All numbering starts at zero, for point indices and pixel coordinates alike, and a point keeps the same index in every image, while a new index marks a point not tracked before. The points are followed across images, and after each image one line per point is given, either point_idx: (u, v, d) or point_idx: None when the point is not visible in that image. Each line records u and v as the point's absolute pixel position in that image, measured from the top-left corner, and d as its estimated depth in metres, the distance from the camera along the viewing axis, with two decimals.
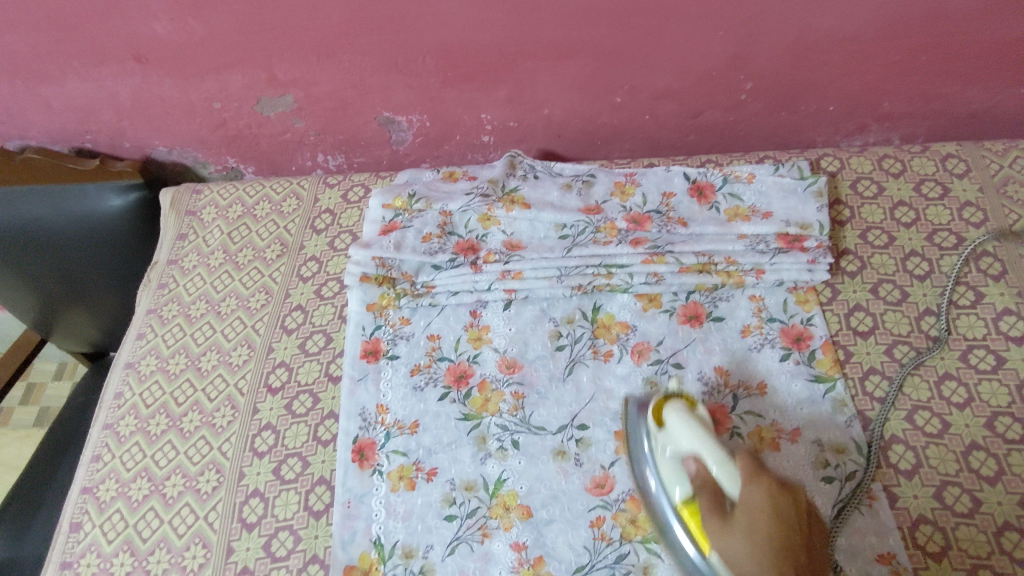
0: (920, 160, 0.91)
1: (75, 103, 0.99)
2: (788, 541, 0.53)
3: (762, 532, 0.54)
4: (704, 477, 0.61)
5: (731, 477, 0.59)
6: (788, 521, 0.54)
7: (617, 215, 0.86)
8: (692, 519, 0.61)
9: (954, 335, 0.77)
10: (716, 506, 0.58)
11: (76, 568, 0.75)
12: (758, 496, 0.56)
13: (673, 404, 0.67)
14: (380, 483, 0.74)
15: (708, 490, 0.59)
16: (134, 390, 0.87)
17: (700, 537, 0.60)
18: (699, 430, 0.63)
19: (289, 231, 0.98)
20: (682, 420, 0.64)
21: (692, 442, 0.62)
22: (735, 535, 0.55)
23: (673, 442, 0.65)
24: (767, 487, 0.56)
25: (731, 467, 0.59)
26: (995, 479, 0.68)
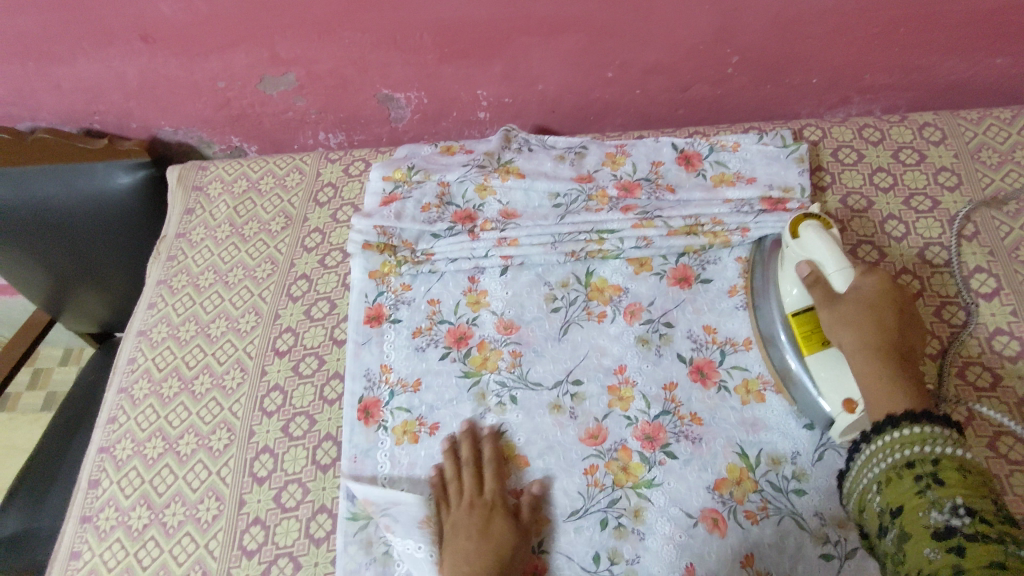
0: (898, 129, 0.94)
1: (83, 83, 1.02)
2: (883, 320, 0.67)
3: (863, 313, 0.67)
4: (818, 279, 0.71)
5: (846, 276, 0.69)
6: (886, 305, 0.68)
7: (609, 182, 0.90)
8: (797, 326, 0.73)
9: (928, 292, 0.81)
10: (828, 295, 0.70)
11: (95, 522, 0.79)
12: (870, 284, 0.69)
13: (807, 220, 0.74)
14: (385, 437, 0.78)
15: (821, 290, 0.70)
16: (147, 356, 0.91)
17: (802, 342, 0.72)
18: (825, 240, 0.71)
19: (293, 204, 1.01)
20: (814, 230, 0.72)
21: (819, 249, 0.71)
22: (840, 316, 0.68)
23: (803, 251, 0.73)
24: (874, 284, 0.69)
25: (844, 266, 0.69)
26: (964, 423, 0.72)
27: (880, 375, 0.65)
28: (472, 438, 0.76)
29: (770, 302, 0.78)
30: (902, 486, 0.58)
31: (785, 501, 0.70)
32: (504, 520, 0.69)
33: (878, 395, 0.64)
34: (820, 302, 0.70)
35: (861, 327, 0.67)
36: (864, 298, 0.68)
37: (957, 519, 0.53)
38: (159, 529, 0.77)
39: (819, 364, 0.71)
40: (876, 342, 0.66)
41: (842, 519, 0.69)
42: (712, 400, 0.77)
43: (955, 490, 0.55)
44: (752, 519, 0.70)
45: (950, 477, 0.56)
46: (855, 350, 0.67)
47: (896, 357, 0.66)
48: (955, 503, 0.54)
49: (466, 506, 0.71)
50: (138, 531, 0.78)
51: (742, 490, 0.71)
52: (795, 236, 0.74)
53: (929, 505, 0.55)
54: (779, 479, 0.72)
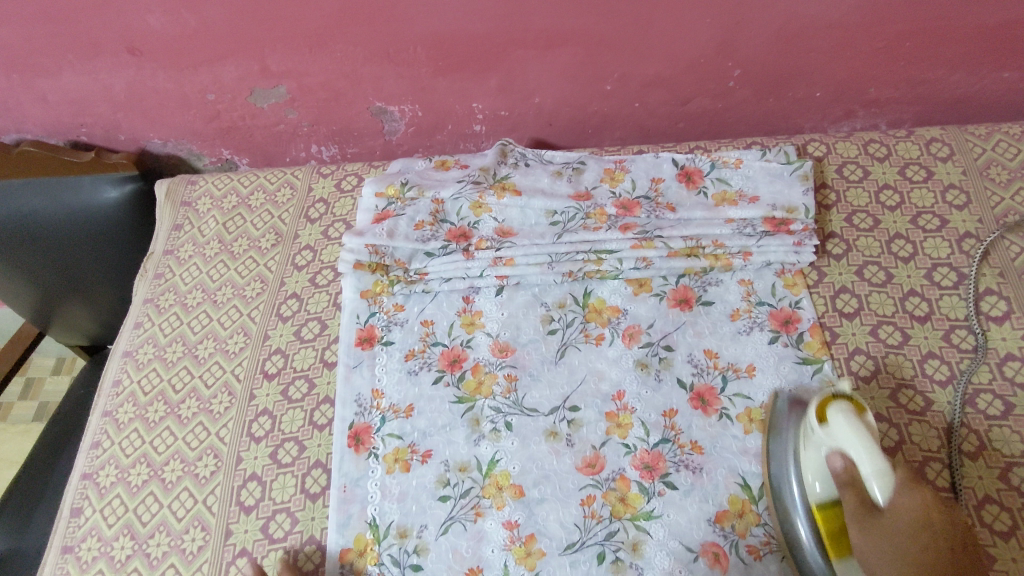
0: (905, 144, 0.92)
1: (70, 95, 0.99)
2: (931, 555, 0.56)
3: (903, 546, 0.56)
4: (853, 480, 0.60)
5: (885, 487, 0.58)
6: (934, 539, 0.56)
7: (607, 201, 0.87)
8: (823, 520, 0.63)
9: (937, 315, 0.79)
10: (862, 507, 0.59)
11: (77, 552, 0.77)
12: (912, 504, 0.58)
13: (839, 405, 0.63)
14: (375, 466, 0.76)
15: (854, 495, 0.60)
16: (132, 378, 0.89)
17: (830, 541, 0.62)
18: (864, 436, 0.60)
19: (284, 220, 0.99)
20: (846, 420, 0.61)
21: (851, 444, 0.60)
22: (875, 536, 0.58)
23: (834, 441, 0.62)
24: (919, 505, 0.57)
25: (885, 474, 0.58)
26: (975, 453, 0.70)
27: None
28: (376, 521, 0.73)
29: (790, 472, 0.67)
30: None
31: None
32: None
33: None
34: (853, 514, 0.59)
35: (901, 562, 0.56)
36: (905, 520, 0.57)
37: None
38: (143, 560, 0.75)
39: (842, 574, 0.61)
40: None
41: None
42: (713, 429, 0.74)
43: None
44: (754, 554, 0.67)
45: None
46: None
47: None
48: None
49: None
50: (122, 562, 0.75)
51: (744, 523, 0.69)
52: (824, 421, 0.64)
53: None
54: None
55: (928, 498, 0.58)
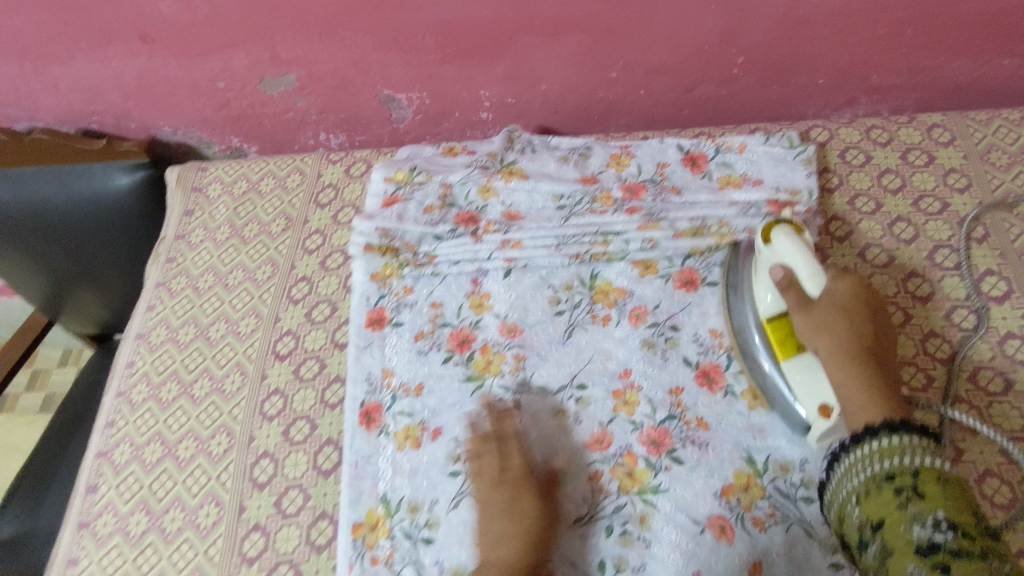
0: (907, 130, 0.93)
1: (81, 83, 1.01)
2: (856, 327, 0.67)
3: (838, 320, 0.67)
4: (792, 284, 0.67)
5: (819, 283, 0.64)
6: (857, 311, 0.68)
7: (613, 184, 0.90)
8: (773, 328, 0.72)
9: (938, 295, 0.80)
10: (802, 301, 0.67)
11: (93, 528, 0.78)
12: (842, 289, 0.68)
13: (780, 224, 0.69)
14: (387, 442, 0.77)
15: (793, 292, 0.67)
16: (145, 359, 0.90)
17: (779, 343, 0.71)
18: (801, 247, 0.66)
19: (294, 206, 1.00)
20: (789, 237, 0.67)
21: (791, 255, 0.66)
22: (816, 322, 0.67)
23: (775, 256, 0.68)
24: (845, 289, 0.69)
25: (820, 276, 0.64)
26: (976, 428, 0.71)
27: (855, 381, 0.64)
28: (495, 413, 0.77)
29: (743, 296, 0.77)
30: (883, 497, 0.56)
31: (794, 508, 0.69)
32: (531, 504, 0.70)
33: (857, 409, 0.63)
34: (793, 306, 0.67)
35: (838, 335, 0.66)
36: (837, 306, 0.67)
37: (942, 537, 0.52)
38: (158, 535, 0.76)
39: (791, 366, 0.70)
40: (852, 348, 0.66)
41: None
42: (719, 406, 0.76)
43: (935, 502, 0.54)
44: (760, 526, 0.68)
45: (931, 488, 0.55)
46: (833, 358, 0.66)
47: (867, 360, 0.66)
48: (938, 516, 0.53)
49: (490, 486, 0.72)
50: (137, 537, 0.76)
51: (749, 496, 0.70)
52: (767, 241, 0.69)
53: (909, 519, 0.54)
54: (787, 486, 0.70)
55: (851, 282, 0.70)
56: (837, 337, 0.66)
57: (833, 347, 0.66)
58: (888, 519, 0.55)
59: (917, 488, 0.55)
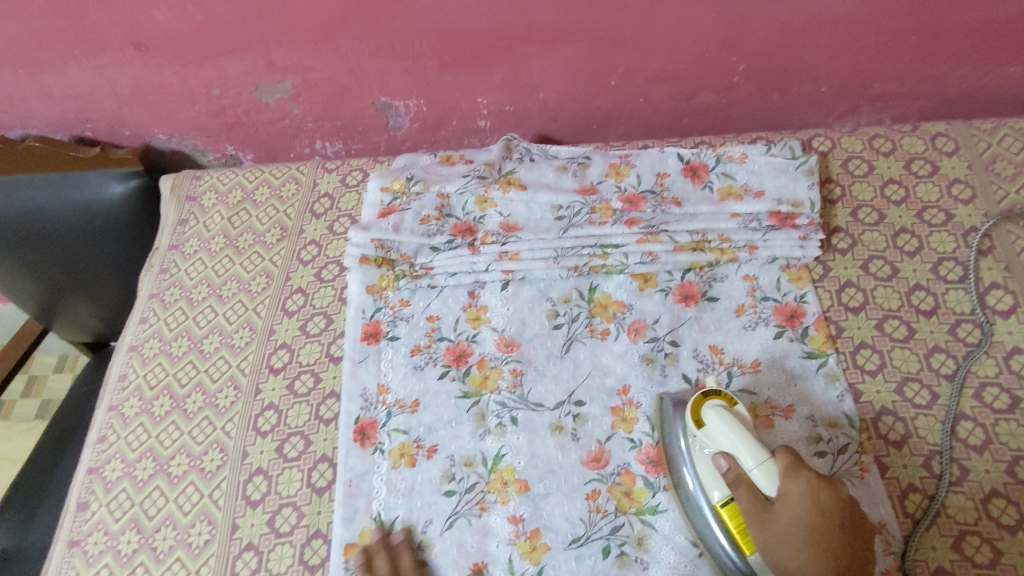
0: (910, 139, 0.92)
1: (74, 91, 0.99)
2: (832, 539, 0.58)
3: (801, 535, 0.58)
4: (741, 480, 0.62)
5: (769, 476, 0.61)
6: (827, 514, 0.58)
7: (612, 196, 0.87)
8: (732, 522, 0.63)
9: (943, 310, 0.79)
10: (759, 506, 0.60)
11: (83, 546, 0.77)
12: (803, 491, 0.59)
13: (711, 404, 0.67)
14: (381, 461, 0.76)
15: (746, 491, 0.62)
16: (138, 372, 0.89)
17: (742, 540, 0.63)
18: (738, 433, 0.63)
19: (289, 216, 0.99)
20: (721, 420, 0.64)
21: (726, 441, 0.63)
22: (778, 539, 0.58)
23: (715, 444, 0.65)
24: (806, 492, 0.59)
25: (769, 467, 0.61)
26: (982, 447, 0.70)
27: None
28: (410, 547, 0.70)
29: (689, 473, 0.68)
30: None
31: None
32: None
33: None
34: (749, 513, 0.60)
35: (804, 557, 0.57)
36: (798, 515, 0.58)
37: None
38: (149, 554, 0.75)
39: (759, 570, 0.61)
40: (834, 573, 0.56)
41: None
42: None
43: None
44: None
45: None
46: None
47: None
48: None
49: None
50: (128, 557, 0.75)
51: None
52: (699, 424, 0.67)
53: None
54: None
55: (813, 480, 0.59)
56: (810, 556, 0.57)
57: (804, 573, 0.57)
58: None
59: None
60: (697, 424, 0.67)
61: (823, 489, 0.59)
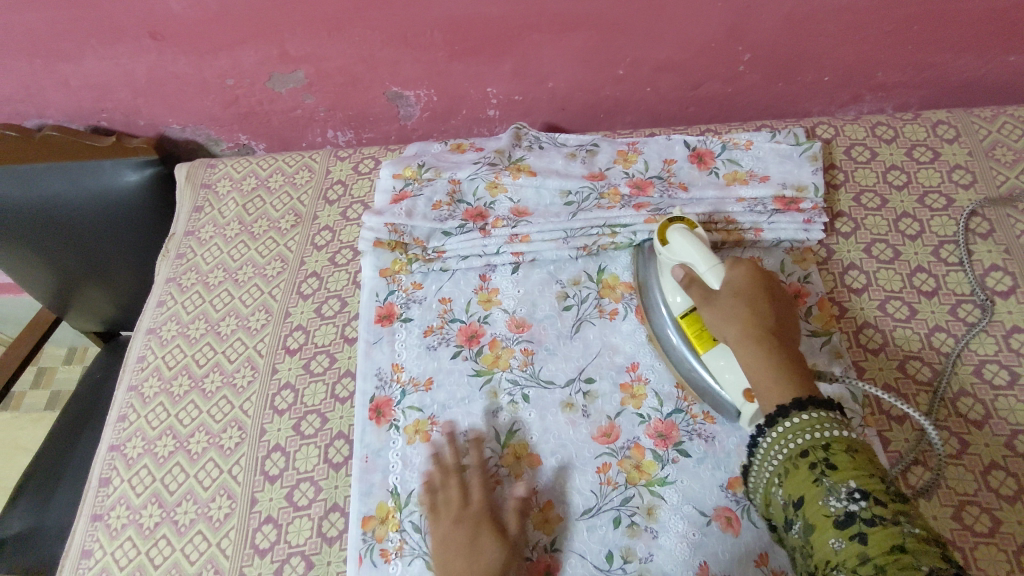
0: (911, 127, 0.94)
1: (91, 80, 1.02)
2: (760, 309, 0.67)
3: (739, 305, 0.66)
4: (693, 280, 0.71)
5: (717, 275, 0.69)
6: (757, 293, 0.68)
7: (621, 180, 0.90)
8: (689, 326, 0.73)
9: (944, 290, 0.81)
10: (706, 295, 0.69)
11: (106, 520, 0.79)
12: (741, 276, 0.68)
13: (676, 226, 0.75)
14: (396, 437, 0.78)
15: (697, 289, 0.70)
16: (157, 354, 0.91)
17: (695, 340, 0.73)
18: (699, 244, 0.72)
19: (302, 202, 1.01)
20: (683, 237, 0.72)
21: (689, 254, 0.71)
22: (720, 313, 0.67)
23: (675, 257, 0.73)
24: (742, 275, 0.69)
25: (718, 268, 0.69)
26: (982, 422, 0.72)
27: (762, 366, 0.63)
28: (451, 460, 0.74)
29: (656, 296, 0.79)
30: (800, 476, 0.56)
31: None
32: (496, 541, 0.68)
33: (769, 391, 0.62)
34: (699, 301, 0.69)
35: (738, 320, 0.66)
36: (735, 292, 0.68)
37: (855, 502, 0.52)
38: (171, 527, 0.77)
39: (709, 359, 0.71)
40: (756, 332, 0.65)
41: None
42: None
43: (848, 473, 0.54)
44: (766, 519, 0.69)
45: (843, 461, 0.54)
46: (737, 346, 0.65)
47: (775, 341, 0.64)
48: (850, 487, 0.53)
49: (454, 520, 0.68)
50: (150, 530, 0.77)
51: None
52: (665, 244, 0.75)
53: (826, 490, 0.54)
54: None
55: (749, 269, 0.69)
56: (740, 324, 0.66)
57: (735, 334, 0.66)
58: (807, 496, 0.55)
59: (829, 461, 0.55)
60: (664, 244, 0.75)
61: (756, 274, 0.69)
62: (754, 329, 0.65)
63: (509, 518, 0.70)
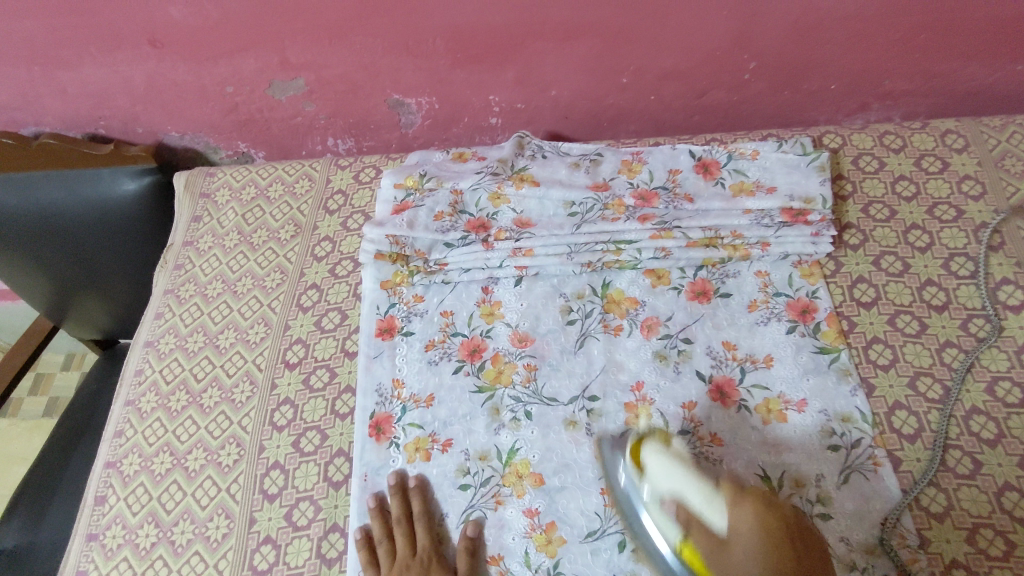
0: (920, 136, 0.92)
1: (90, 88, 1.00)
2: (784, 553, 0.53)
3: (763, 552, 0.53)
4: (690, 516, 0.59)
5: (716, 510, 0.58)
6: (779, 528, 0.54)
7: (625, 192, 0.88)
8: (689, 556, 0.57)
9: (954, 305, 0.79)
10: (708, 538, 0.56)
11: (102, 540, 0.77)
12: (749, 509, 0.56)
13: (648, 447, 0.66)
14: (396, 455, 0.77)
15: (697, 529, 0.58)
16: (154, 368, 0.89)
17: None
18: (683, 471, 0.62)
19: (302, 212, 0.99)
20: (664, 461, 0.64)
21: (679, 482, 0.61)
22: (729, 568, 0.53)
23: (658, 485, 0.63)
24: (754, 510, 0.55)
25: (715, 501, 0.58)
26: (995, 441, 0.70)
27: None
28: (401, 491, 0.74)
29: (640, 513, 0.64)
30: None
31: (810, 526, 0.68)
32: None
33: None
34: (704, 544, 0.56)
35: None
36: (746, 531, 0.54)
37: None
38: (167, 548, 0.76)
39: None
40: None
41: (870, 545, 0.66)
42: (732, 420, 0.75)
43: None
44: None
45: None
46: None
47: None
48: None
49: (402, 568, 0.70)
50: (146, 550, 0.76)
51: None
52: (642, 473, 0.66)
53: None
54: (803, 503, 0.69)
55: (756, 497, 0.57)
56: None
57: None
58: None
59: None
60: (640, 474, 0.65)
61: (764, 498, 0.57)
62: None
63: (458, 560, 0.70)
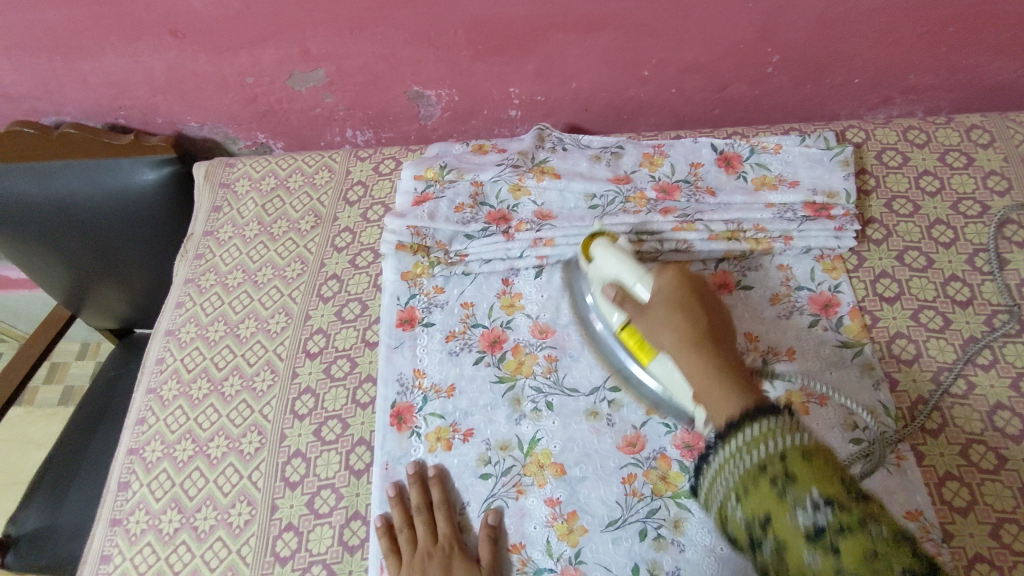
0: (944, 131, 0.92)
1: (110, 78, 1.01)
2: (694, 317, 0.64)
3: (674, 312, 0.64)
4: (625, 295, 0.69)
5: (645, 283, 0.68)
6: (689, 299, 0.66)
7: (647, 184, 0.88)
8: (629, 339, 0.71)
9: (979, 300, 0.79)
10: (636, 304, 0.67)
11: (125, 525, 0.78)
12: (668, 283, 0.67)
13: (598, 241, 0.74)
14: (418, 444, 0.77)
15: (629, 303, 0.68)
16: (175, 356, 0.90)
17: (636, 350, 0.70)
18: (620, 255, 0.71)
19: (322, 203, 1.00)
20: (605, 251, 0.72)
21: (613, 267, 0.70)
22: (654, 324, 0.65)
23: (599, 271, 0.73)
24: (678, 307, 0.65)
25: (648, 281, 0.67)
26: (1020, 436, 0.70)
27: (711, 384, 0.59)
28: (421, 482, 0.74)
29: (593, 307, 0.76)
30: (761, 494, 0.49)
31: None
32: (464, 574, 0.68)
33: (714, 399, 0.58)
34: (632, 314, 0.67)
35: (671, 325, 0.64)
36: (665, 297, 0.66)
37: (822, 516, 0.45)
38: (190, 533, 0.76)
39: (654, 372, 0.69)
40: (693, 335, 0.62)
41: None
42: None
43: (808, 483, 0.47)
44: None
45: (801, 469, 0.48)
46: (679, 350, 0.62)
47: (709, 342, 0.62)
48: (814, 496, 0.46)
49: (423, 556, 0.70)
50: (169, 535, 0.76)
51: None
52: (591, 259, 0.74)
53: (791, 507, 0.47)
54: None
55: (675, 274, 0.68)
56: (676, 333, 0.63)
57: (671, 335, 0.63)
58: (773, 513, 0.47)
59: (789, 472, 0.48)
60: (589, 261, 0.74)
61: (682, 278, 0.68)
62: (699, 351, 0.61)
63: (480, 549, 0.70)
